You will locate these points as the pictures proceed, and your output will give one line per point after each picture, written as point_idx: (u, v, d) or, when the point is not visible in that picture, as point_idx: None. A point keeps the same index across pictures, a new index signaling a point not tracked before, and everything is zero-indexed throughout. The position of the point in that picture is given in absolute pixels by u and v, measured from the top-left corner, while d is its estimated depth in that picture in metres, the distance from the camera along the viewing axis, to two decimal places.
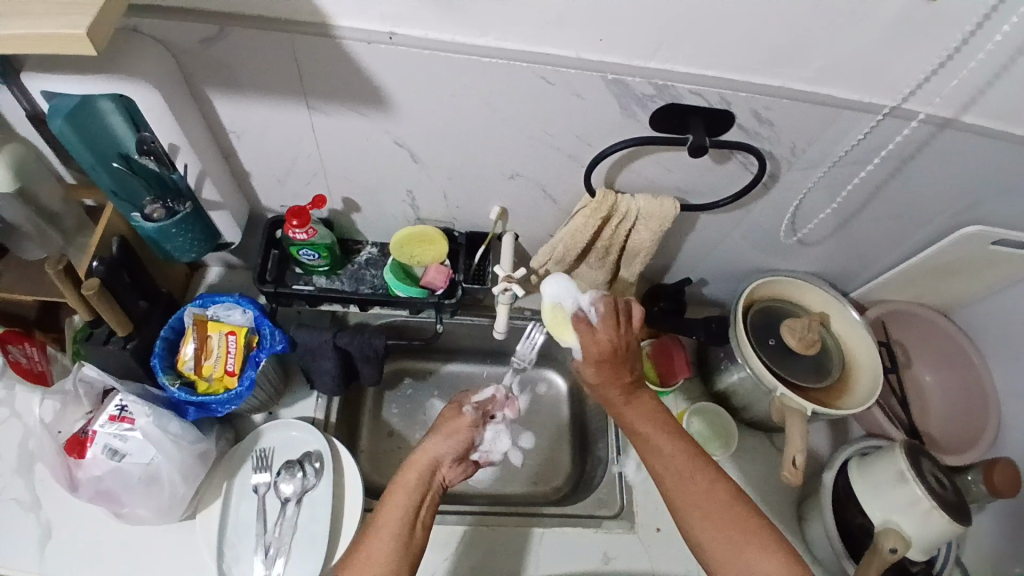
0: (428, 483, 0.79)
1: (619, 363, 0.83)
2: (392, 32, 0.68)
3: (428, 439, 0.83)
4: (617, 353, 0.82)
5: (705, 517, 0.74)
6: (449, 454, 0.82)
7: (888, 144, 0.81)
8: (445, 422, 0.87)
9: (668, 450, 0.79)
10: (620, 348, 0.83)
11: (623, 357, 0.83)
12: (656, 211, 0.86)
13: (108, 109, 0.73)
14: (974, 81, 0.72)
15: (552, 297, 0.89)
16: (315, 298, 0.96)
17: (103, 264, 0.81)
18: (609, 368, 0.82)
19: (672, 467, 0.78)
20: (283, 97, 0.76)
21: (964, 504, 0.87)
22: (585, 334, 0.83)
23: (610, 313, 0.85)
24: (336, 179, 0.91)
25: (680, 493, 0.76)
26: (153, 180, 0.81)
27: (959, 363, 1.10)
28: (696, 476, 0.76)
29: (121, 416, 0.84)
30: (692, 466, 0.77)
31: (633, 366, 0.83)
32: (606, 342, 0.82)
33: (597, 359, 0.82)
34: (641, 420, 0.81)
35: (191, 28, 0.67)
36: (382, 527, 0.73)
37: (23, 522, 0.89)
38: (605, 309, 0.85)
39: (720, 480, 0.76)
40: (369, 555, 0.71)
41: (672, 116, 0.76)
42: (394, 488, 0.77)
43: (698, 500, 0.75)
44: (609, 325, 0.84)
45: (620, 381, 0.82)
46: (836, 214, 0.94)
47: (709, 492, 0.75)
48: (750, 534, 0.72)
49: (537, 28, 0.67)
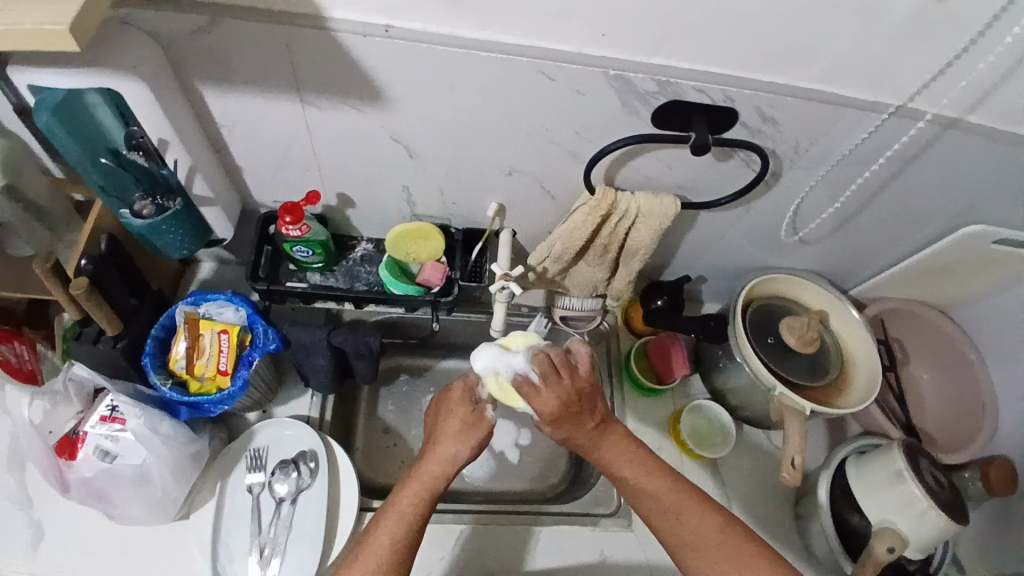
0: (450, 475, 0.77)
1: (577, 414, 0.77)
2: (388, 25, 0.66)
3: (440, 438, 0.78)
4: (571, 401, 0.76)
5: (697, 555, 0.74)
6: (466, 451, 0.78)
7: (893, 143, 0.79)
8: (457, 419, 0.79)
9: (652, 489, 0.77)
10: (572, 399, 0.76)
11: (581, 404, 0.77)
12: (657, 209, 0.85)
13: (96, 102, 0.71)
14: (981, 82, 0.71)
15: (487, 366, 0.78)
16: (309, 295, 0.94)
17: (92, 261, 0.79)
18: (569, 421, 0.77)
19: (658, 508, 0.76)
20: (276, 91, 0.75)
21: (960, 502, 0.87)
22: (533, 398, 0.76)
23: (548, 368, 0.76)
24: (330, 175, 0.89)
25: (671, 531, 0.75)
26: (142, 175, 0.80)
27: (956, 361, 1.09)
28: (684, 518, 0.75)
29: (112, 416, 0.83)
30: (679, 505, 0.76)
31: (593, 409, 0.78)
32: (555, 400, 0.75)
33: (551, 418, 0.76)
34: (620, 461, 0.79)
35: (181, 21, 0.65)
36: (398, 513, 0.73)
37: (12, 522, 0.87)
38: (542, 365, 0.76)
39: (709, 518, 0.75)
40: (387, 542, 0.72)
41: (674, 113, 0.74)
42: (416, 477, 0.76)
43: (689, 536, 0.74)
44: (552, 381, 0.76)
45: (584, 428, 0.78)
46: (838, 213, 0.93)
47: (699, 531, 0.74)
48: (743, 567, 0.72)
49: (538, 23, 0.66)
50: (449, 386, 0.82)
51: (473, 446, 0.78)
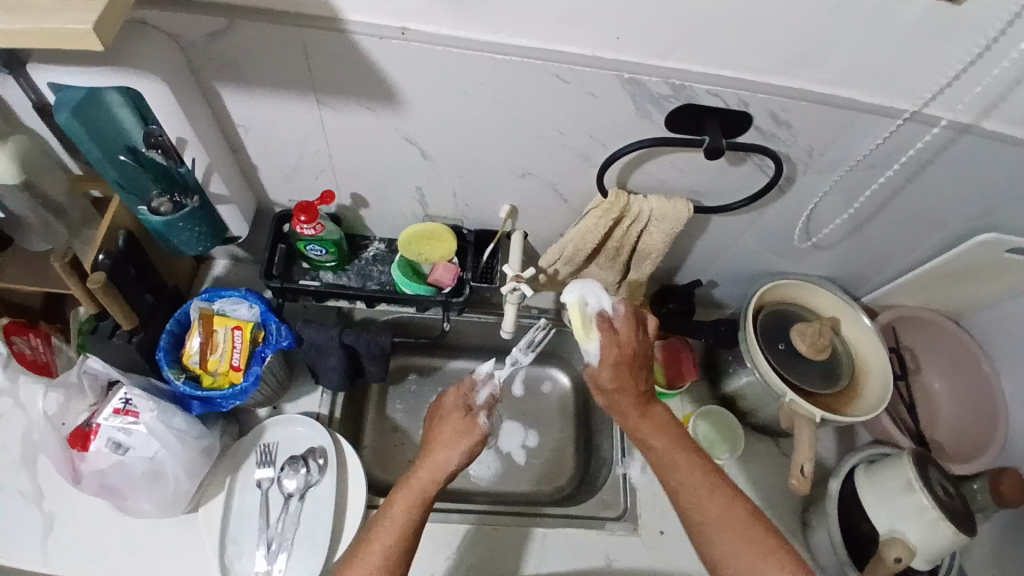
0: (443, 479, 0.77)
1: (635, 371, 0.82)
2: (404, 27, 0.67)
3: (436, 445, 0.79)
4: (633, 357, 0.82)
5: (724, 532, 0.73)
6: (458, 457, 0.78)
7: (907, 149, 0.79)
8: (452, 429, 0.80)
9: (686, 464, 0.78)
10: (640, 353, 0.83)
11: (638, 365, 0.83)
12: (669, 212, 0.85)
13: (115, 101, 0.72)
14: (996, 88, 0.70)
15: (577, 295, 0.86)
16: (321, 293, 0.95)
17: (110, 257, 0.81)
18: (628, 373, 0.82)
19: (687, 484, 0.77)
20: (292, 91, 0.75)
21: (969, 513, 0.86)
22: (608, 338, 0.82)
23: (633, 315, 0.84)
24: (344, 174, 0.90)
25: (699, 509, 0.75)
26: (160, 172, 0.81)
27: (969, 370, 1.08)
28: (713, 494, 0.75)
29: (125, 409, 0.83)
30: (711, 483, 0.76)
31: (645, 375, 0.83)
32: (630, 347, 0.83)
33: (615, 363, 0.82)
34: (658, 433, 0.81)
35: (200, 21, 0.65)
36: (391, 523, 0.73)
37: (26, 514, 0.89)
38: (627, 311, 0.85)
39: (738, 498, 0.75)
40: (381, 549, 0.72)
41: (687, 116, 0.75)
42: (410, 483, 0.76)
43: (717, 514, 0.74)
44: (630, 329, 0.83)
45: (637, 388, 0.82)
46: (851, 219, 0.92)
47: (729, 509, 0.74)
48: (766, 551, 0.72)
49: (552, 26, 0.66)
50: (442, 398, 0.86)
51: (463, 453, 0.78)
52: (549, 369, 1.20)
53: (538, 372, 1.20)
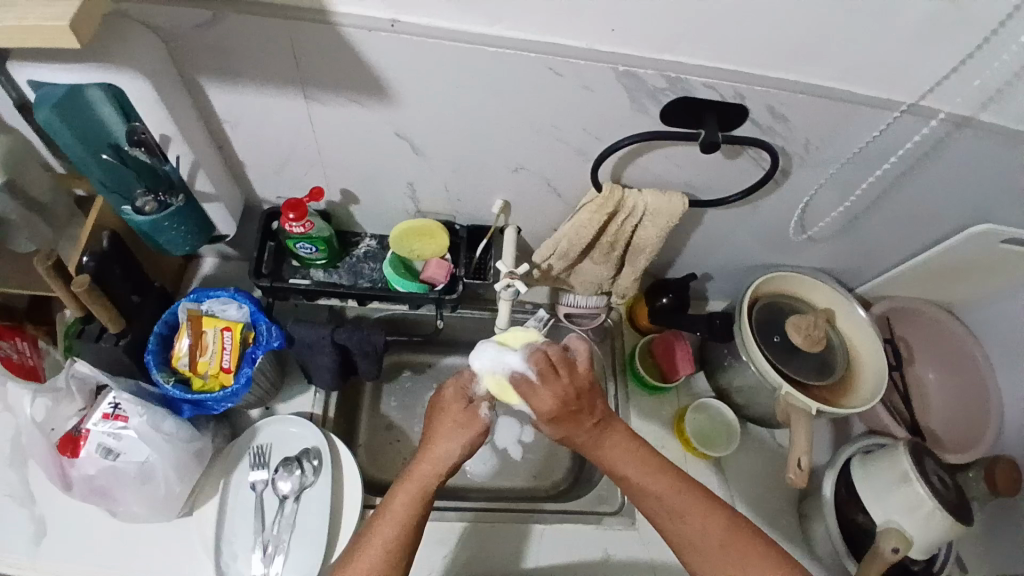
0: (444, 473, 0.76)
1: (574, 413, 0.77)
2: (394, 20, 0.65)
3: (436, 440, 0.78)
4: (568, 400, 0.76)
5: (701, 555, 0.73)
6: (459, 448, 0.77)
7: (904, 141, 0.78)
8: (452, 423, 0.79)
9: (653, 488, 0.76)
10: (570, 396, 0.76)
11: (579, 403, 0.77)
12: (665, 207, 0.84)
13: (97, 97, 0.69)
14: (994, 81, 0.70)
15: (489, 361, 0.79)
16: (312, 292, 0.93)
17: (94, 259, 0.79)
18: (568, 419, 0.77)
19: (661, 505, 0.75)
20: (280, 86, 0.73)
21: (965, 504, 0.86)
22: (530, 396, 0.76)
23: (547, 365, 0.76)
24: (334, 171, 0.88)
25: (675, 531, 0.74)
26: (144, 171, 0.78)
27: (961, 361, 1.09)
28: (687, 517, 0.74)
29: (114, 414, 0.82)
30: (685, 505, 0.74)
31: (592, 408, 0.77)
32: (552, 398, 0.75)
33: (550, 416, 0.76)
34: (620, 460, 0.78)
35: (183, 15, 0.63)
36: (392, 516, 0.73)
37: (16, 518, 0.87)
38: (539, 364, 0.77)
39: (711, 519, 0.73)
40: (382, 542, 0.71)
41: (685, 109, 0.73)
42: (410, 479, 0.75)
43: (693, 536, 0.73)
44: (551, 379, 0.76)
45: (582, 428, 0.77)
46: (846, 212, 0.92)
47: (703, 531, 0.73)
48: (749, 569, 0.71)
49: (546, 18, 0.65)
50: (443, 388, 0.82)
51: (464, 445, 0.77)
52: None
53: None
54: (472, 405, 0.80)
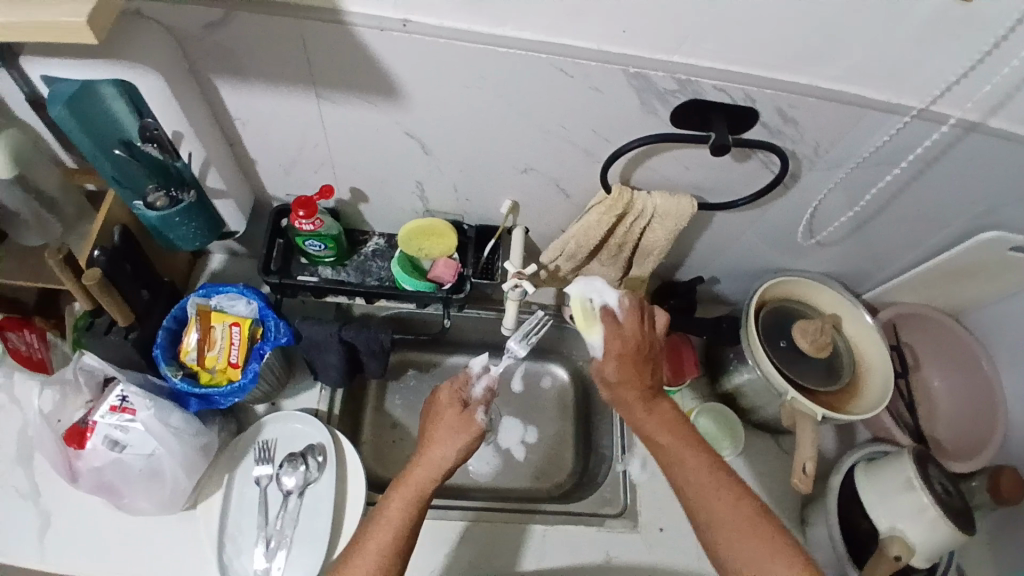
0: (441, 477, 0.76)
1: (642, 362, 0.82)
2: (406, 19, 0.65)
3: (432, 442, 0.78)
4: (641, 347, 0.83)
5: (727, 533, 0.72)
6: (456, 452, 0.77)
7: (914, 147, 0.78)
8: (448, 428, 0.79)
9: (692, 461, 0.77)
10: (645, 345, 0.83)
11: (646, 357, 0.83)
12: (673, 210, 0.84)
13: (110, 94, 0.70)
14: (1005, 87, 0.70)
15: (580, 290, 0.86)
16: (319, 289, 0.94)
17: (105, 253, 0.79)
18: (631, 367, 0.82)
19: (694, 482, 0.76)
20: (291, 84, 0.74)
21: (969, 513, 0.86)
22: (609, 329, 0.83)
23: (635, 307, 0.84)
24: (343, 168, 0.89)
25: (705, 506, 0.74)
26: (156, 167, 0.79)
27: (968, 368, 1.08)
28: (719, 493, 0.74)
29: (122, 406, 0.83)
30: (721, 481, 0.75)
31: (654, 370, 0.83)
32: (633, 337, 0.82)
33: (621, 355, 0.82)
34: (664, 430, 0.80)
35: (197, 12, 0.64)
36: (387, 519, 0.73)
37: (22, 511, 0.87)
38: (629, 304, 0.85)
39: (744, 497, 0.74)
40: (377, 546, 0.71)
41: (694, 112, 0.73)
42: (405, 482, 0.75)
43: (721, 514, 0.73)
44: (632, 321, 0.84)
45: (643, 382, 0.82)
46: (854, 217, 0.92)
47: (733, 509, 0.73)
48: (773, 551, 0.70)
49: (557, 19, 0.65)
50: (437, 393, 0.84)
51: (460, 450, 0.78)
52: (549, 365, 1.20)
53: (538, 368, 1.20)
54: (466, 409, 0.81)
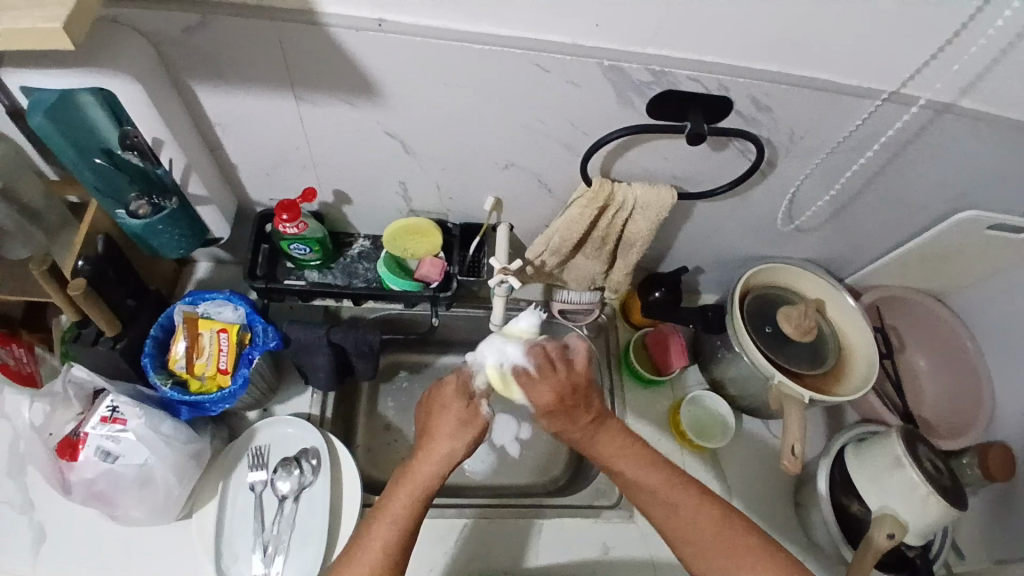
0: (446, 472, 0.76)
1: (571, 408, 0.76)
2: (381, 19, 0.66)
3: (438, 436, 0.77)
4: (565, 396, 0.75)
5: (692, 546, 0.74)
6: (463, 448, 0.77)
7: (887, 129, 0.80)
8: (457, 420, 0.78)
9: (647, 482, 0.76)
10: (568, 390, 0.76)
11: (576, 397, 0.76)
12: (654, 200, 0.85)
13: (87, 101, 0.70)
14: (972, 66, 0.71)
15: (492, 357, 0.76)
16: (306, 292, 0.94)
17: (89, 262, 0.80)
18: (564, 411, 0.76)
19: (653, 502, 0.76)
20: (271, 88, 0.74)
21: (957, 488, 0.87)
22: (527, 389, 0.75)
23: (545, 363, 0.76)
24: (326, 171, 0.89)
25: (669, 523, 0.75)
26: (137, 175, 0.79)
27: (953, 348, 1.10)
28: (680, 511, 0.75)
29: (113, 417, 0.83)
30: (677, 498, 0.75)
31: (588, 403, 0.77)
32: (549, 390, 0.75)
33: (545, 408, 0.76)
34: (615, 455, 0.78)
35: (173, 19, 0.64)
36: (388, 514, 0.73)
37: (15, 525, 0.87)
38: (537, 358, 0.76)
39: (705, 511, 0.75)
40: (381, 545, 0.72)
41: (670, 102, 0.74)
42: (407, 481, 0.75)
43: (684, 529, 0.74)
44: (544, 374, 0.75)
45: (576, 422, 0.77)
46: (833, 201, 0.93)
47: (696, 520, 0.74)
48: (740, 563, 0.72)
49: (530, 14, 0.66)
50: (442, 384, 0.81)
51: (467, 445, 0.78)
52: None
53: None
54: (473, 401, 0.79)
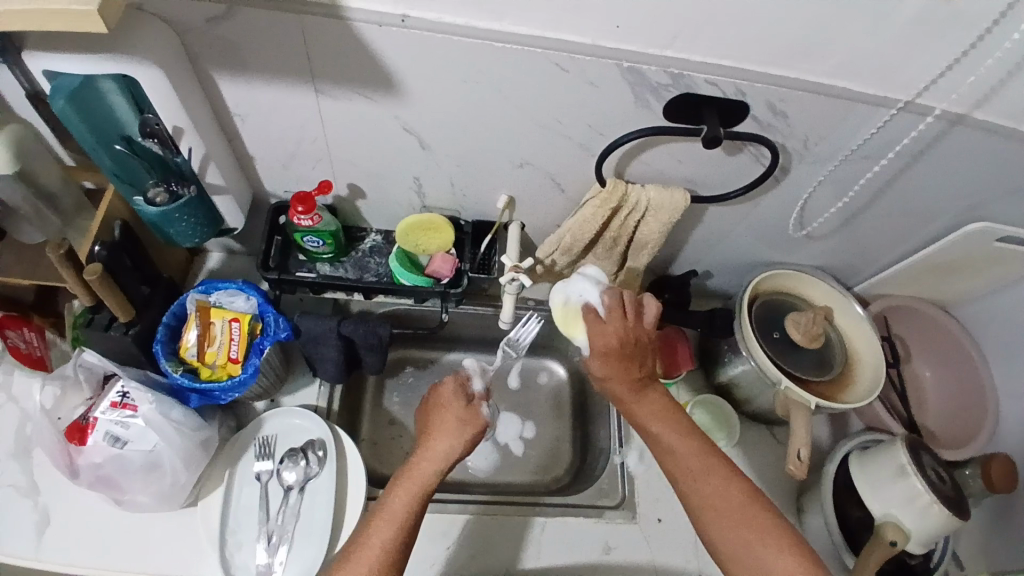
0: (445, 470, 0.78)
1: (628, 358, 0.82)
2: (404, 15, 0.66)
3: (437, 435, 0.80)
4: (626, 344, 0.82)
5: (716, 518, 0.74)
6: (460, 446, 0.79)
7: (901, 139, 0.80)
8: (455, 420, 0.81)
9: (681, 448, 0.78)
10: (628, 340, 0.82)
11: (633, 351, 0.82)
12: (667, 202, 0.85)
13: (110, 88, 0.71)
14: (989, 77, 0.71)
15: (562, 294, 0.89)
16: (318, 285, 0.95)
17: (106, 248, 0.80)
18: (616, 363, 0.82)
19: (686, 467, 0.77)
20: (291, 80, 0.75)
21: (962, 499, 0.87)
22: (595, 328, 0.83)
23: (618, 304, 0.84)
24: (341, 165, 0.90)
25: (696, 492, 0.76)
26: (155, 162, 0.80)
27: (958, 361, 1.10)
28: (708, 479, 0.76)
29: (123, 402, 0.84)
30: (708, 467, 0.76)
31: (643, 362, 0.83)
32: (613, 334, 0.82)
33: (602, 352, 0.82)
34: (653, 418, 0.81)
35: (199, 8, 0.65)
36: (390, 514, 0.74)
37: (20, 507, 0.88)
38: (612, 301, 0.84)
39: (733, 481, 0.75)
40: (379, 543, 0.71)
41: (686, 105, 0.75)
42: (408, 476, 0.76)
43: (711, 499, 0.75)
44: (617, 317, 0.83)
45: (628, 376, 0.82)
46: (844, 209, 0.94)
47: (724, 492, 0.75)
48: (764, 537, 0.72)
49: (552, 15, 0.66)
50: (440, 385, 0.85)
51: (465, 442, 0.80)
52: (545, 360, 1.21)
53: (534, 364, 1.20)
54: (472, 403, 0.84)
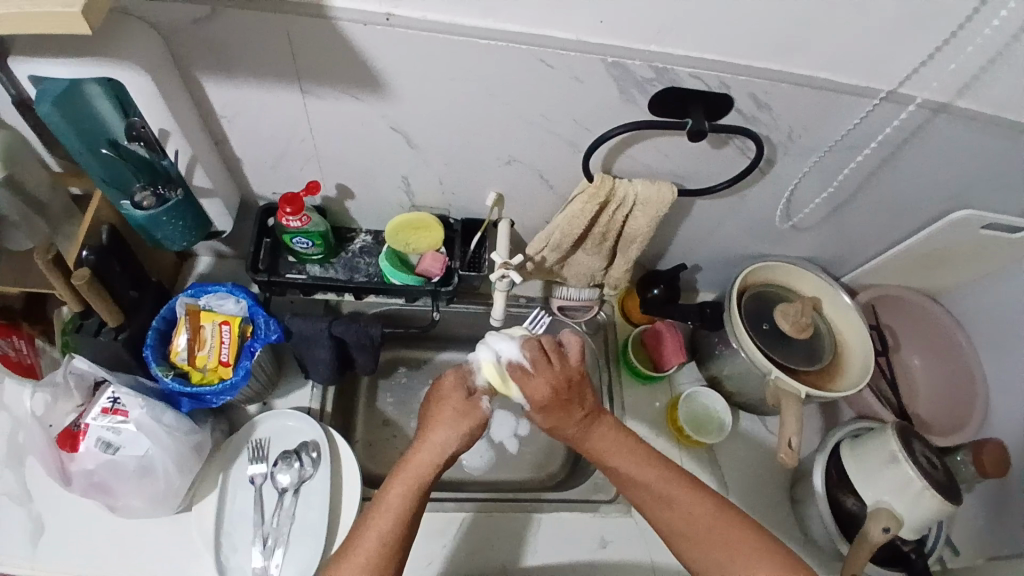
0: (441, 464, 0.77)
1: (566, 402, 0.78)
2: (389, 13, 0.66)
3: (433, 430, 0.79)
4: (560, 391, 0.77)
5: (690, 543, 0.76)
6: (457, 439, 0.78)
7: (883, 128, 0.81)
8: (453, 411, 0.80)
9: (642, 478, 0.78)
10: (563, 385, 0.78)
11: (570, 392, 0.78)
12: (654, 196, 0.86)
13: (95, 92, 0.71)
14: (970, 65, 0.72)
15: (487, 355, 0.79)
16: (308, 286, 0.95)
17: (94, 252, 0.81)
18: (558, 409, 0.78)
19: (648, 494, 0.78)
20: (277, 81, 0.75)
21: (953, 484, 0.88)
22: (522, 384, 0.78)
23: (539, 353, 0.78)
24: (329, 165, 0.90)
25: (665, 514, 0.77)
26: (143, 166, 0.80)
27: (946, 347, 1.11)
28: (676, 504, 0.77)
29: (114, 408, 0.83)
30: (672, 492, 0.77)
31: (583, 399, 0.79)
32: (545, 386, 0.77)
33: (542, 406, 0.77)
34: (609, 452, 0.79)
35: (183, 9, 0.65)
36: (387, 507, 0.73)
37: (13, 516, 0.87)
38: (532, 351, 0.78)
39: (700, 502, 0.76)
40: (377, 535, 0.72)
41: (671, 99, 0.75)
42: (405, 472, 0.76)
43: (682, 525, 0.76)
44: (542, 368, 0.78)
45: (572, 419, 0.79)
46: (830, 200, 0.94)
47: (693, 516, 0.76)
48: (738, 554, 0.74)
49: (536, 11, 0.66)
50: (442, 376, 0.84)
51: (462, 434, 0.79)
52: None
53: None
54: (473, 396, 0.81)
